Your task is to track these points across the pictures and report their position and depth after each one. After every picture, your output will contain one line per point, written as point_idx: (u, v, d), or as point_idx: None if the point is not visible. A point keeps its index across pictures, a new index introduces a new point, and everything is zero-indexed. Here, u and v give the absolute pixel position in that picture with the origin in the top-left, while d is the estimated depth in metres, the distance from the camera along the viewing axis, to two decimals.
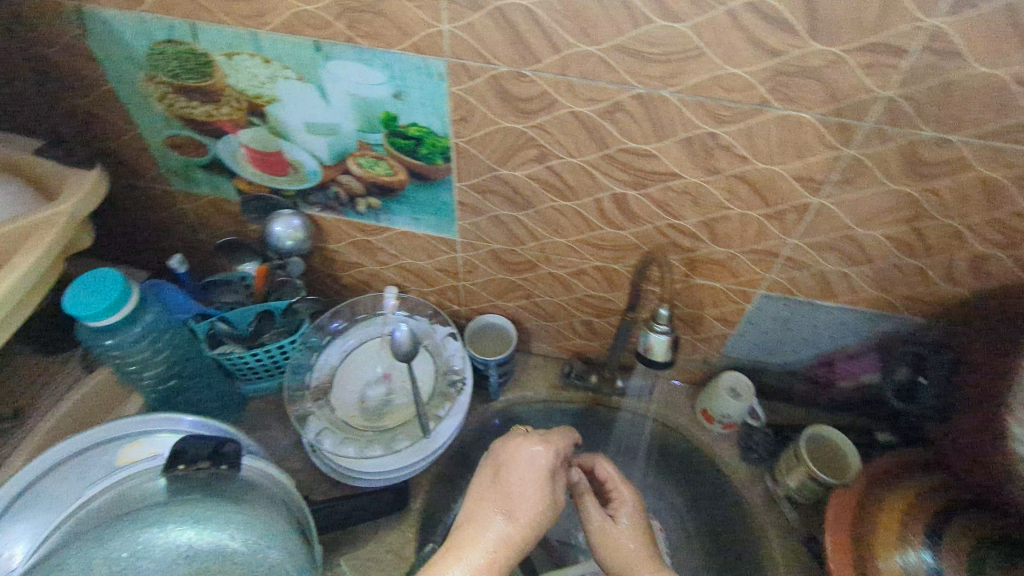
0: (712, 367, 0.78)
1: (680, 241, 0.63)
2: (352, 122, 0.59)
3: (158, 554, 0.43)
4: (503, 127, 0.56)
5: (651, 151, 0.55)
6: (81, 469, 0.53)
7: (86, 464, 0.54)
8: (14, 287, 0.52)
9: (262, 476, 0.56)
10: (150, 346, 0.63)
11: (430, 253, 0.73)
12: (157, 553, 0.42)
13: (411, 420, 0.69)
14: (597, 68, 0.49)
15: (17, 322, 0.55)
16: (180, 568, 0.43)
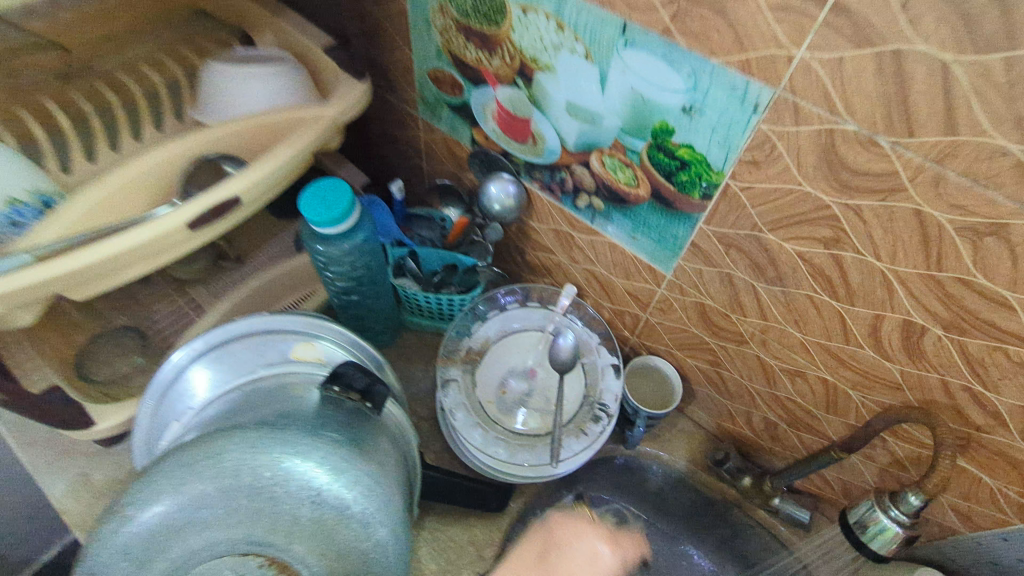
0: (906, 547, 0.61)
1: (969, 413, 0.45)
2: (618, 119, 0.51)
3: (292, 486, 0.42)
4: (802, 189, 0.43)
5: (1008, 302, 0.38)
6: (263, 345, 0.61)
7: (268, 342, 0.61)
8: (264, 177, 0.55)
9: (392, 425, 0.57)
10: (349, 261, 0.63)
11: (630, 275, 0.64)
12: (292, 484, 0.42)
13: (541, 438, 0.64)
14: (1002, 174, 0.33)
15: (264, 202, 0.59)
16: (304, 509, 0.42)
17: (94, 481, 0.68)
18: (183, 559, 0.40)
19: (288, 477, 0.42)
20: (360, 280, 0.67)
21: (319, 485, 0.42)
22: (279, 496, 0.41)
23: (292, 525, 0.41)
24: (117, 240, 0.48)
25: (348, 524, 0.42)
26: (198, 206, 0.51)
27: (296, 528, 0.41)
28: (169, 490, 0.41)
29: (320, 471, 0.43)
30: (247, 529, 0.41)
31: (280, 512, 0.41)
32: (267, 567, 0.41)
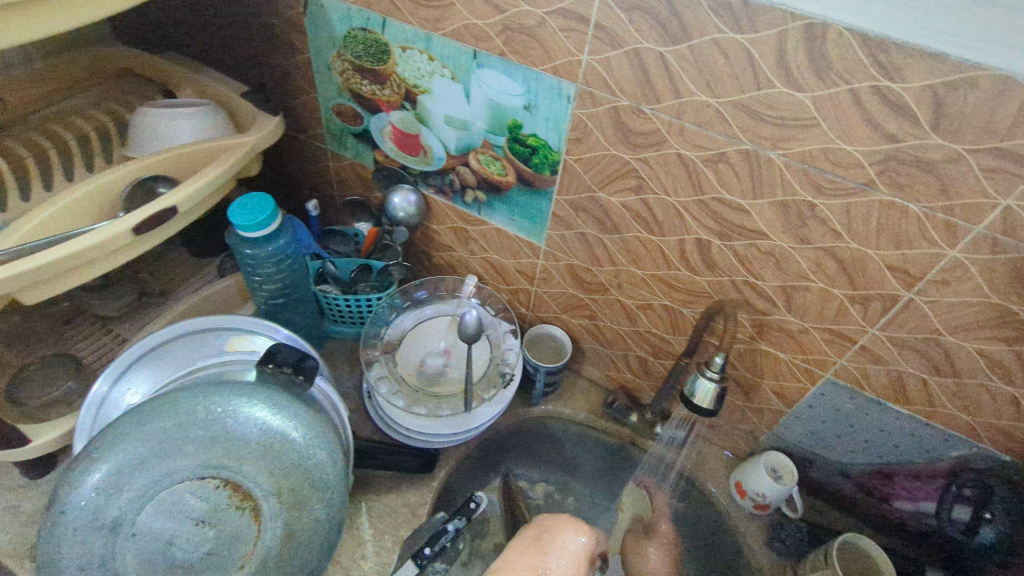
0: (758, 442, 0.76)
1: (754, 301, 0.63)
2: (483, 122, 0.68)
3: (241, 418, 0.47)
4: (611, 153, 0.61)
5: (744, 207, 0.57)
6: (198, 345, 0.66)
7: (203, 342, 0.66)
8: (200, 190, 0.64)
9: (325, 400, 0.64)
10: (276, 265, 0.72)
11: (516, 254, 0.79)
12: (240, 417, 0.47)
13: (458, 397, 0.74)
14: (712, 119, 0.53)
15: (198, 215, 0.67)
16: (252, 436, 0.47)
17: (24, 511, 0.69)
18: (146, 489, 0.45)
19: (237, 411, 0.48)
20: (285, 285, 0.75)
21: (265, 416, 0.48)
22: (229, 427, 0.47)
23: (242, 449, 0.46)
24: (68, 244, 0.54)
25: (292, 448, 0.48)
26: (141, 214, 0.58)
27: (245, 452, 0.46)
28: (127, 433, 0.45)
29: (264, 407, 0.49)
30: (202, 455, 0.46)
31: (230, 440, 0.46)
32: (223, 487, 0.46)
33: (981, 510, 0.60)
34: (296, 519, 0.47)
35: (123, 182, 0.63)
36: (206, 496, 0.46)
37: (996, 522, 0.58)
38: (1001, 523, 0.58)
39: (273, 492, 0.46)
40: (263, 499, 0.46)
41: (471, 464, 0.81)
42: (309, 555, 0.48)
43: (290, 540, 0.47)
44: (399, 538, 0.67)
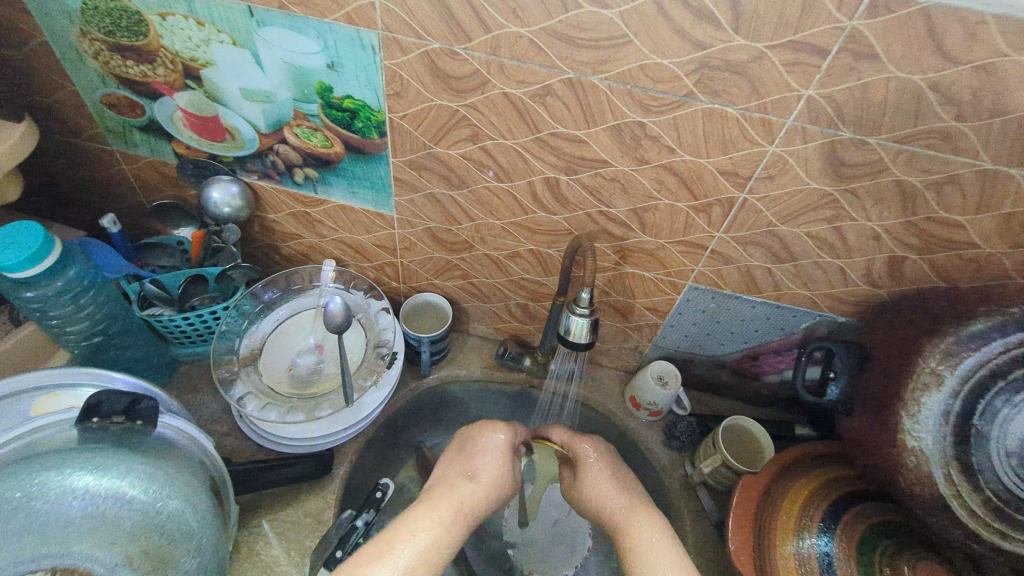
0: (644, 356, 0.80)
1: (611, 229, 0.63)
2: (287, 90, 0.58)
3: (53, 495, 0.41)
4: (436, 103, 0.56)
5: (581, 137, 0.55)
6: None
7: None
8: None
9: (180, 435, 0.55)
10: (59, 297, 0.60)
11: (369, 229, 0.72)
12: (52, 494, 0.41)
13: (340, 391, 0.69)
14: (527, 50, 0.49)
15: None
16: (74, 510, 0.41)
17: None
18: None
19: (45, 489, 0.41)
20: (99, 321, 0.63)
21: (85, 483, 0.42)
22: (40, 509, 0.40)
23: (62, 529, 0.40)
24: None
25: (131, 508, 0.43)
26: None
27: (70, 530, 0.40)
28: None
29: (83, 471, 0.43)
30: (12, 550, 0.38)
31: (45, 523, 0.40)
32: None
33: (828, 373, 0.67)
34: None
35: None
36: None
37: (840, 379, 0.67)
38: (843, 379, 0.66)
39: (122, 562, 0.41)
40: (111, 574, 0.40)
41: (376, 452, 0.78)
42: None
43: None
44: (307, 551, 0.63)
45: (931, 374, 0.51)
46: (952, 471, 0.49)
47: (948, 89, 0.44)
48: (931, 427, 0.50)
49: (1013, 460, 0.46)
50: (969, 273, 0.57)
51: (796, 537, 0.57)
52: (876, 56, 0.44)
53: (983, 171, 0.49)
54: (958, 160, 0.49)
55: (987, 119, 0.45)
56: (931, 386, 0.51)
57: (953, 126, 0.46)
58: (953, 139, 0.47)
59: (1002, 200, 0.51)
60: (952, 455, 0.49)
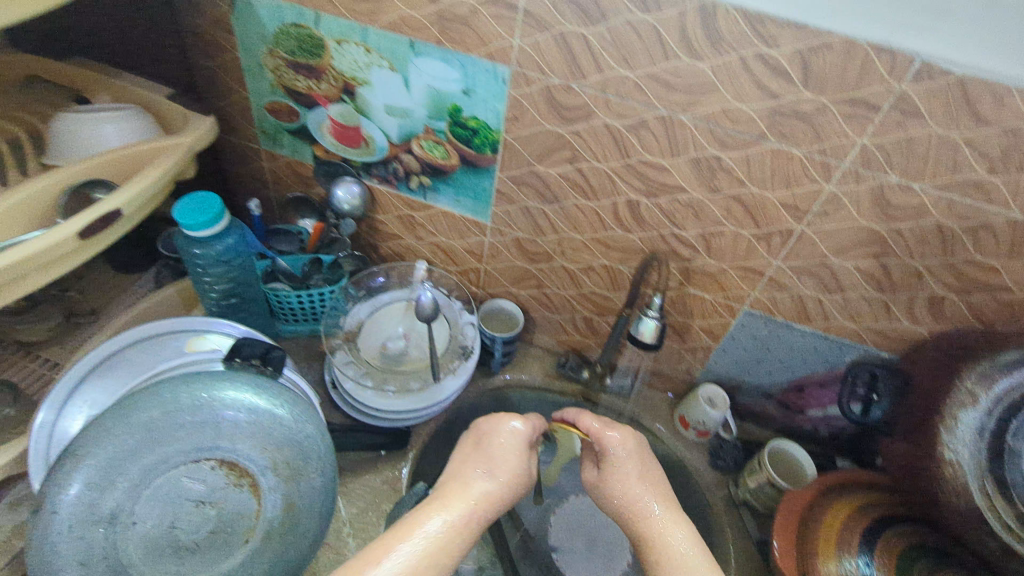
0: (694, 379, 0.86)
1: (679, 250, 0.72)
2: (423, 108, 0.72)
3: (225, 400, 0.51)
4: (547, 128, 0.68)
5: (666, 166, 0.66)
6: (156, 350, 0.65)
7: (159, 346, 0.65)
8: (145, 193, 0.63)
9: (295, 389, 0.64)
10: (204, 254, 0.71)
11: (463, 234, 0.84)
12: (225, 400, 0.51)
13: (423, 372, 0.78)
14: (631, 89, 0.61)
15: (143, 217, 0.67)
16: (239, 416, 0.51)
17: None
18: (141, 476, 0.47)
19: (220, 396, 0.51)
20: (237, 283, 0.76)
21: (249, 398, 0.52)
22: (215, 410, 0.50)
23: (232, 428, 0.50)
24: (9, 252, 0.52)
25: (280, 423, 0.52)
26: (87, 218, 0.57)
27: (236, 430, 0.50)
28: (113, 427, 0.48)
29: (247, 389, 0.52)
30: (193, 438, 0.49)
31: (220, 422, 0.50)
32: (220, 467, 0.50)
33: (871, 398, 0.71)
34: (294, 491, 0.50)
35: (58, 190, 0.61)
36: (203, 478, 0.49)
37: (883, 402, 0.71)
38: (888, 401, 0.71)
39: (269, 467, 0.50)
40: (261, 475, 0.50)
41: (439, 439, 0.84)
42: (309, 528, 0.51)
43: (290, 512, 0.50)
44: (382, 513, 0.70)
45: (967, 394, 0.59)
46: (987, 484, 0.55)
47: (982, 146, 0.54)
48: (968, 442, 0.57)
49: None
50: (1005, 316, 0.64)
51: (839, 559, 0.61)
52: (921, 114, 0.54)
53: (1013, 220, 0.57)
54: (991, 208, 0.57)
55: (1017, 173, 0.54)
56: (968, 404, 0.58)
57: (987, 178, 0.55)
58: (987, 189, 0.56)
59: None
60: (988, 468, 0.55)
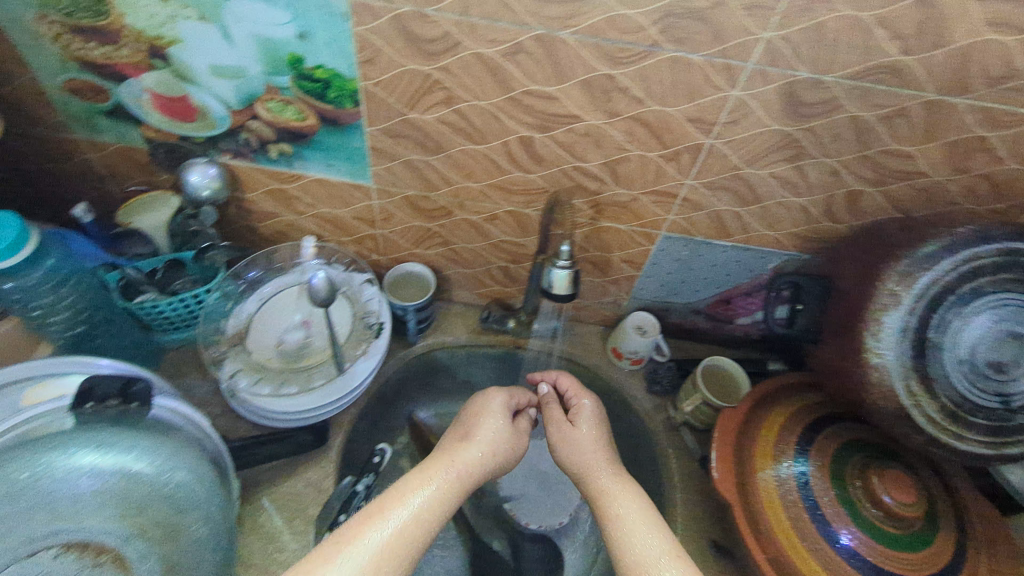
0: (622, 309, 0.82)
1: (585, 184, 0.65)
2: (256, 63, 0.58)
3: (60, 473, 0.43)
4: (409, 68, 0.57)
5: (553, 94, 0.57)
6: None
7: None
8: None
9: (176, 416, 0.55)
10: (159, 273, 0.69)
11: (346, 201, 0.72)
12: (60, 472, 0.43)
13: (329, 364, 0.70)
14: (497, 8, 0.51)
15: None
16: (85, 486, 0.44)
17: None
18: None
19: (52, 468, 0.43)
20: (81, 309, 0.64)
21: (92, 459, 0.45)
22: (50, 486, 0.43)
23: (77, 504, 0.43)
24: None
25: (140, 480, 0.46)
26: None
27: (79, 506, 0.43)
28: None
29: (87, 450, 0.45)
30: (23, 528, 0.41)
31: (57, 499, 0.43)
32: (66, 554, 0.42)
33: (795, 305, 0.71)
34: (173, 549, 0.46)
35: None
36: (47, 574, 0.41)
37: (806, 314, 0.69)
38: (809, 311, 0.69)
39: (134, 533, 0.44)
40: (125, 545, 0.44)
41: (369, 421, 0.79)
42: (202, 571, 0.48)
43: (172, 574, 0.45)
44: (310, 518, 0.65)
45: (891, 295, 0.52)
46: (912, 383, 0.51)
47: (895, 25, 0.47)
48: (893, 345, 0.51)
49: (965, 368, 0.50)
50: (920, 204, 0.62)
51: (776, 461, 0.61)
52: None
53: (929, 102, 0.53)
54: (905, 94, 0.52)
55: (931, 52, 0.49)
56: (890, 305, 0.52)
57: (901, 60, 0.50)
58: (902, 73, 0.51)
59: (947, 128, 0.54)
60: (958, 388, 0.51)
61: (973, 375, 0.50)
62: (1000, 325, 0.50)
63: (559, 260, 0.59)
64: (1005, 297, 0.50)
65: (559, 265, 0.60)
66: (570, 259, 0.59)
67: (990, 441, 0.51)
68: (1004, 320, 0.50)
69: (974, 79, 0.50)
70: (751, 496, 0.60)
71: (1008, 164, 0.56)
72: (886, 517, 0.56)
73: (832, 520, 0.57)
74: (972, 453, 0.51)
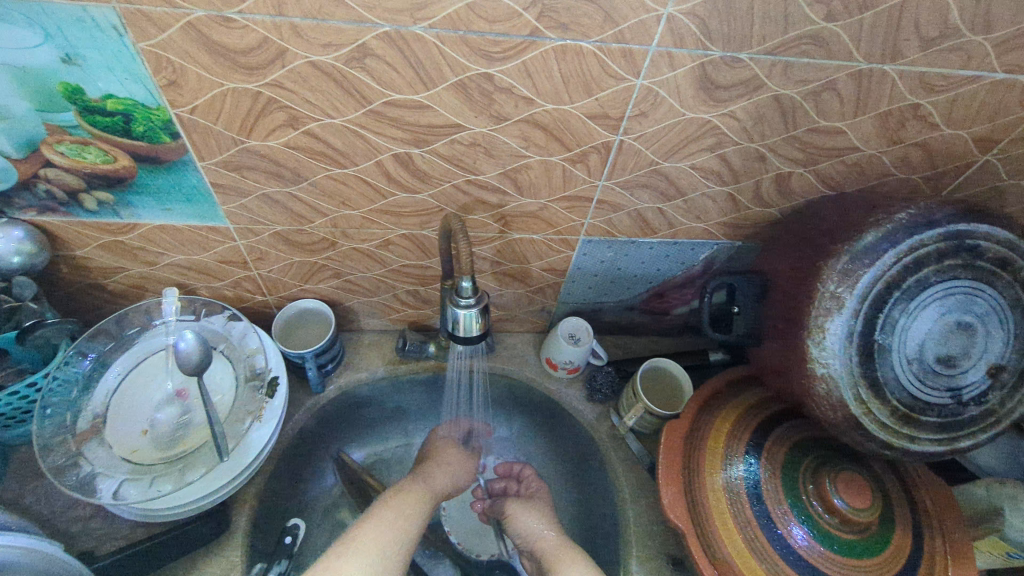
0: (553, 315, 0.75)
1: (484, 198, 0.55)
2: (20, 99, 0.43)
3: None
4: (230, 88, 0.44)
5: (422, 102, 0.45)
6: None
7: None
8: None
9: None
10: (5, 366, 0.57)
11: (204, 246, 0.59)
12: None
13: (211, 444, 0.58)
14: (322, 4, 0.38)
15: None
16: None
17: None
18: None
19: None
20: None
21: None
22: None
23: None
24: None
25: None
26: None
27: None
28: None
29: None
30: None
31: None
32: None
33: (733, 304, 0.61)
34: None
35: None
36: None
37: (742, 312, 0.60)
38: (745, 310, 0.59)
39: None
40: None
41: (286, 484, 0.67)
42: None
43: None
44: None
45: (832, 298, 0.47)
46: (861, 390, 0.46)
47: None
48: (838, 351, 0.46)
49: (913, 367, 0.46)
50: (853, 178, 0.55)
51: (722, 465, 0.56)
52: None
53: (859, 72, 0.45)
54: (832, 65, 0.44)
55: (858, 15, 0.41)
56: (832, 309, 0.46)
57: (825, 27, 0.41)
58: (827, 42, 0.43)
59: (879, 97, 0.47)
60: (904, 390, 0.47)
61: (921, 372, 0.47)
62: (947, 316, 0.46)
63: (462, 299, 0.50)
64: (954, 285, 0.46)
65: (464, 306, 0.50)
66: (474, 295, 0.50)
67: (941, 436, 0.47)
68: (951, 310, 0.46)
69: (906, 43, 0.43)
70: (697, 501, 0.55)
71: (942, 130, 0.51)
72: (842, 524, 0.52)
73: (777, 519, 0.53)
74: (924, 452, 0.48)
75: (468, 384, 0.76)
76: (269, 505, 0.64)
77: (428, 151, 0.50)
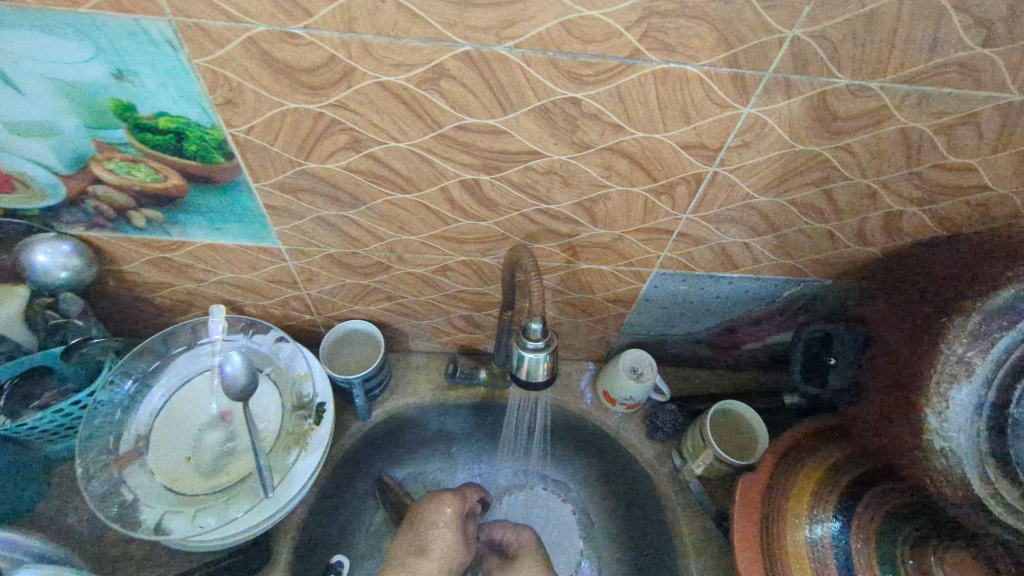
0: (612, 345, 0.70)
1: (554, 227, 0.50)
2: (71, 116, 0.40)
3: None
4: (290, 108, 0.40)
5: (497, 127, 0.41)
6: None
7: None
8: None
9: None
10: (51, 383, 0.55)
11: (252, 265, 0.56)
12: None
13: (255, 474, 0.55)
14: (397, 20, 0.34)
15: None
16: None
17: None
18: None
19: None
20: None
21: None
22: None
23: None
24: None
25: None
26: None
27: None
28: None
29: None
30: None
31: None
32: None
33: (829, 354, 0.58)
34: None
35: None
36: None
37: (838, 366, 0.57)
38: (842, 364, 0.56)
39: None
40: None
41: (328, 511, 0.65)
42: None
43: None
44: None
45: (959, 363, 0.41)
46: (988, 468, 0.40)
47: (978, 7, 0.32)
48: (963, 425, 0.40)
49: None
50: (977, 219, 0.48)
51: (806, 528, 0.51)
52: None
53: (1008, 104, 0.39)
54: (979, 95, 0.38)
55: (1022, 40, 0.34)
56: (959, 376, 0.40)
57: (979, 54, 0.35)
58: (977, 71, 0.36)
59: None
60: None
61: None
62: None
63: (530, 342, 0.45)
64: None
65: (532, 349, 0.45)
66: (544, 338, 0.45)
67: None
68: None
69: None
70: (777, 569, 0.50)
71: None
72: None
73: None
74: None
75: (517, 412, 0.72)
76: (311, 534, 0.61)
77: (500, 178, 0.45)
